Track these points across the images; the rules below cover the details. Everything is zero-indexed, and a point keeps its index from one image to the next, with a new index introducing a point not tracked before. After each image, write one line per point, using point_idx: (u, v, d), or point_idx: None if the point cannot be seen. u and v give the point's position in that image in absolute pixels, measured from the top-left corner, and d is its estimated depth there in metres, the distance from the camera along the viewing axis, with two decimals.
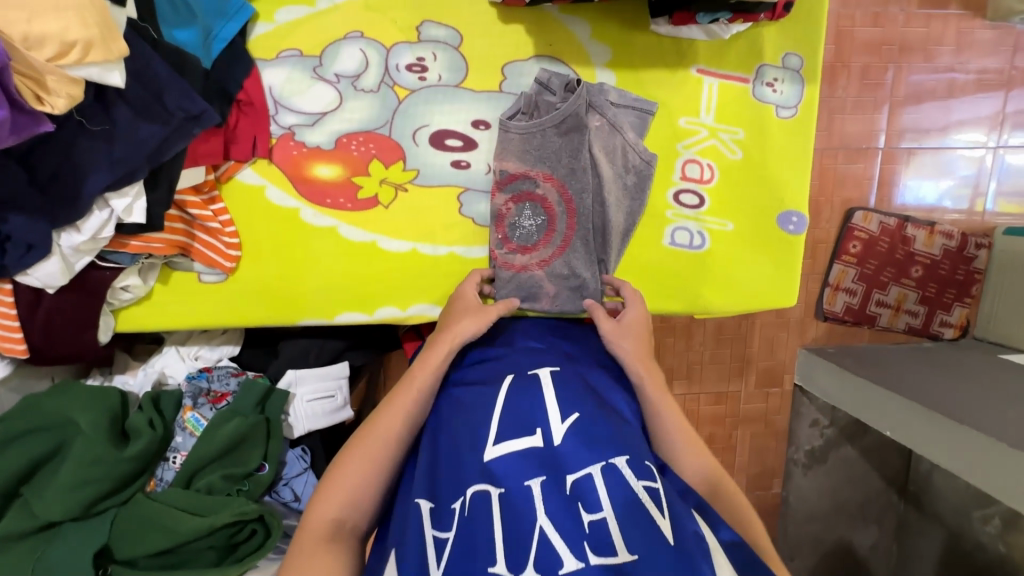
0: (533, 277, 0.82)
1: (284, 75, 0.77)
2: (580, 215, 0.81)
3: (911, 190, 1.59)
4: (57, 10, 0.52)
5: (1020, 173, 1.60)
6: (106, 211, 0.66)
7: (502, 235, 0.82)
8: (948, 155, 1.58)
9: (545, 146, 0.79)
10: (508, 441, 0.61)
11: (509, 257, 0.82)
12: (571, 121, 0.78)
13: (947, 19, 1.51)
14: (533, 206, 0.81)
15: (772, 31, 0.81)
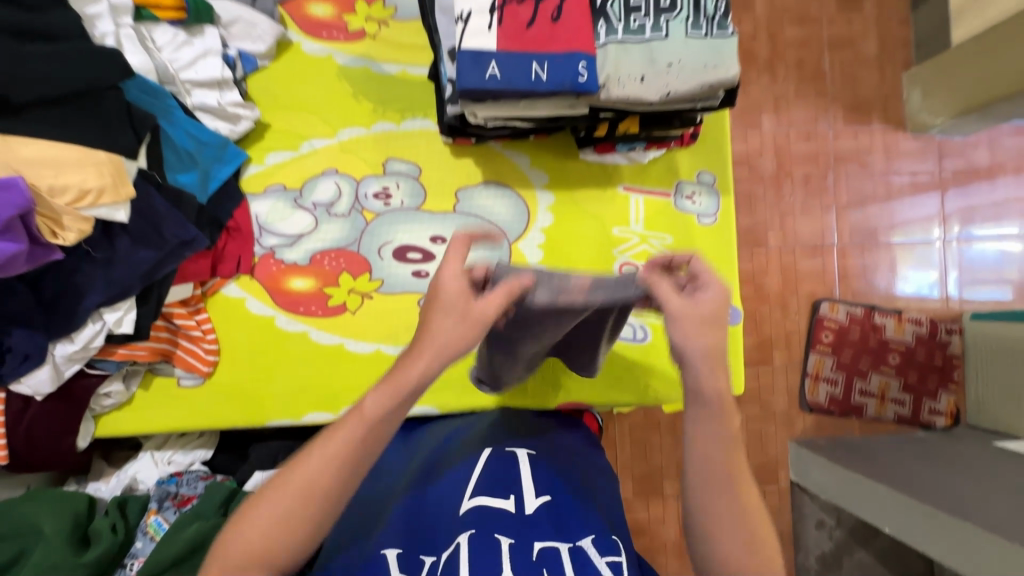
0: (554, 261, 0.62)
1: (269, 206, 0.90)
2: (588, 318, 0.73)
3: (878, 279, 1.68)
4: (79, 168, 0.65)
5: (979, 261, 1.69)
6: (99, 323, 0.76)
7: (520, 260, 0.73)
8: (914, 249, 1.68)
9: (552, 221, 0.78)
10: (484, 501, 0.69)
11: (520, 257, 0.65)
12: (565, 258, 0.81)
13: (872, 133, 1.71)
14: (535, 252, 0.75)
15: (685, 155, 0.95)
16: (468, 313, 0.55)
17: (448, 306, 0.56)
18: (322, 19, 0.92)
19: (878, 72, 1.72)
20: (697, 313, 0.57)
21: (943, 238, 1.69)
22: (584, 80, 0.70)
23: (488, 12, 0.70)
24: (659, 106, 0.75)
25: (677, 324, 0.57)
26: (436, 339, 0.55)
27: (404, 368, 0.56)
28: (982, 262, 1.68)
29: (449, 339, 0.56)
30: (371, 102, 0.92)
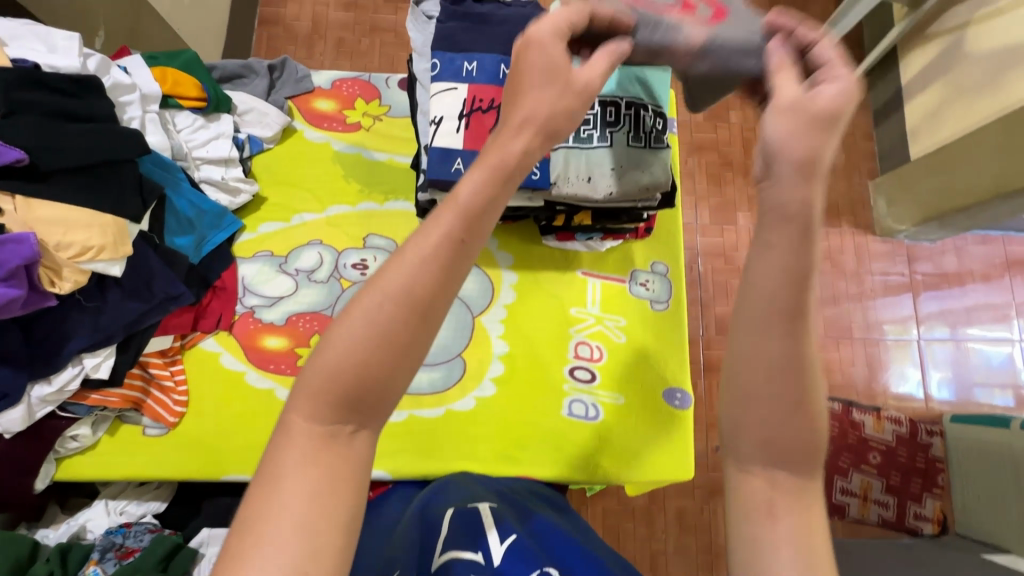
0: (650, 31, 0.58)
1: (256, 269, 0.99)
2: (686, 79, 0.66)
3: (856, 374, 1.70)
4: (87, 226, 0.74)
5: (982, 361, 1.71)
6: (78, 368, 0.81)
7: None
8: (910, 344, 1.72)
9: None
10: (452, 552, 0.59)
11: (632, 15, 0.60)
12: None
13: (843, 235, 1.82)
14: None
15: (639, 246, 1.04)
16: (571, 81, 0.48)
17: (546, 68, 0.47)
18: (325, 112, 1.06)
19: (846, 181, 1.86)
20: (811, 108, 0.45)
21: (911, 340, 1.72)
22: (536, 177, 0.80)
23: (457, 117, 0.81)
24: (606, 202, 0.84)
25: (779, 118, 0.45)
26: (537, 110, 0.46)
27: (500, 145, 0.45)
28: (958, 364, 1.71)
29: (554, 119, 0.47)
30: (359, 184, 1.03)
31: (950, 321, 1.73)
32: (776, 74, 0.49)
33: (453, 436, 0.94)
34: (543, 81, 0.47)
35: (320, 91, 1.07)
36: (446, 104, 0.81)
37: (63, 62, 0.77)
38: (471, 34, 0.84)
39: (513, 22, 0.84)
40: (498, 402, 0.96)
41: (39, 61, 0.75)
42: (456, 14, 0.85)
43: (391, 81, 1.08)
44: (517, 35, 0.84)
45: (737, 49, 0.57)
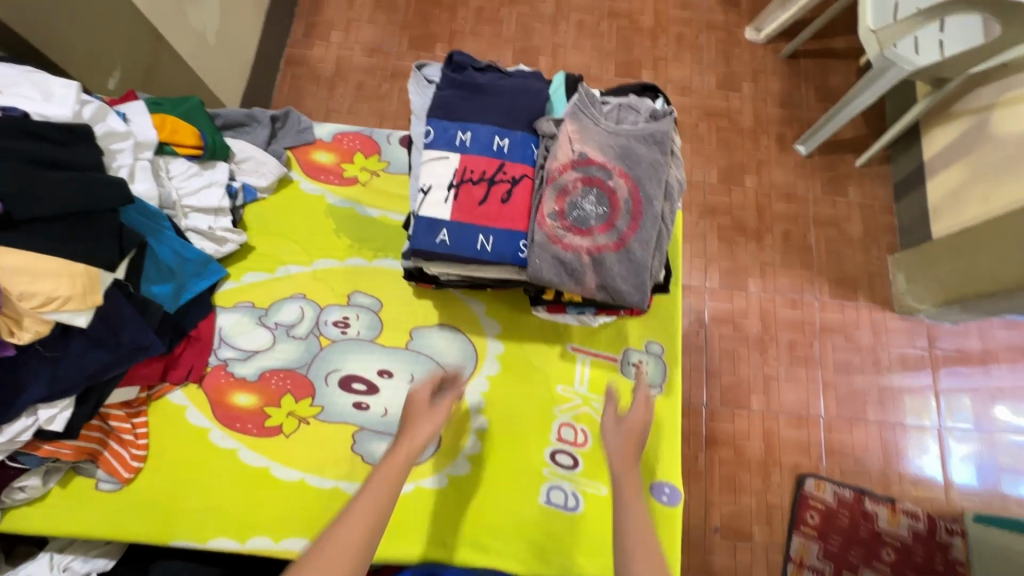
0: (575, 252, 0.75)
1: (235, 320, 0.96)
2: (644, 216, 0.77)
3: (869, 460, 1.60)
4: (54, 276, 0.72)
5: (1010, 446, 1.59)
6: (32, 418, 0.78)
7: (559, 209, 0.77)
8: (911, 431, 1.61)
9: (600, 143, 0.80)
10: None
11: (560, 232, 0.76)
12: (659, 136, 0.81)
13: (859, 309, 1.74)
14: (599, 193, 0.78)
15: (635, 324, 0.99)
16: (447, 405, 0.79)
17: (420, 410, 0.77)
18: (323, 164, 1.05)
19: (863, 252, 1.80)
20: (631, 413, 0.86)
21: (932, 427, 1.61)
22: (522, 254, 0.77)
23: (446, 187, 0.78)
24: None
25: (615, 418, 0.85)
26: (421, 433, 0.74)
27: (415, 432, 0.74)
28: (983, 457, 1.58)
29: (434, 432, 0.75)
30: (349, 239, 1.01)
31: (973, 408, 1.62)
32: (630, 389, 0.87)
33: (419, 517, 0.88)
34: (423, 420, 0.76)
35: (320, 143, 1.06)
36: (436, 173, 0.79)
37: (54, 110, 0.76)
38: (468, 104, 0.82)
39: (512, 94, 0.83)
40: (472, 482, 0.90)
41: (29, 110, 0.75)
42: (455, 82, 0.84)
43: (392, 138, 1.07)
44: (514, 108, 0.82)
45: (633, 269, 0.75)
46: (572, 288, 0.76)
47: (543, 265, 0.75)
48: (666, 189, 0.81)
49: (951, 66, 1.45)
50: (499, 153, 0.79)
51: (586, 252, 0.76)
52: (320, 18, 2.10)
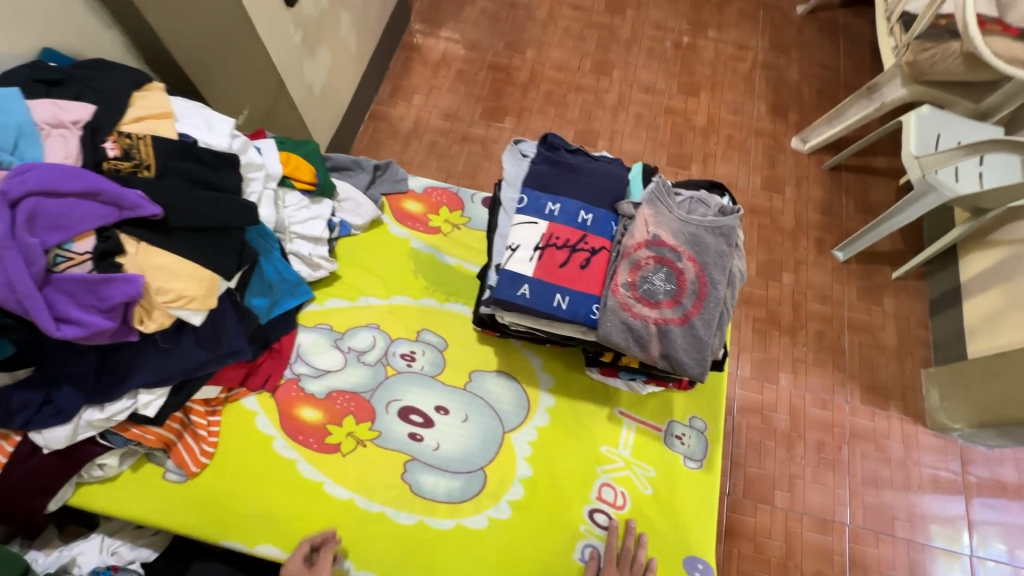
0: (643, 323, 0.83)
1: (313, 339, 1.05)
2: (708, 300, 0.85)
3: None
4: (186, 277, 0.81)
5: None
6: (131, 401, 0.85)
7: (632, 280, 0.86)
8: (931, 552, 1.57)
9: (673, 228, 0.89)
10: None
11: (631, 302, 0.84)
12: (726, 230, 0.90)
13: (891, 419, 1.74)
14: (669, 272, 0.86)
15: (681, 397, 1.04)
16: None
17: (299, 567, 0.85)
18: (412, 213, 1.17)
19: (897, 362, 1.82)
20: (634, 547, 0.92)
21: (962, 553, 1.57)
22: (594, 316, 0.85)
23: (531, 248, 0.88)
24: None
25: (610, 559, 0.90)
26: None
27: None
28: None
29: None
30: (426, 281, 1.11)
31: (1007, 540, 1.58)
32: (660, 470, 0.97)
33: (455, 555, 0.91)
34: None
35: (412, 193, 1.19)
36: (525, 235, 0.89)
37: (217, 141, 0.89)
38: (560, 180, 0.93)
39: (598, 176, 0.95)
40: (511, 528, 0.93)
41: (198, 138, 0.87)
42: (549, 159, 0.96)
43: (476, 198, 1.19)
44: (599, 188, 0.93)
45: (695, 346, 0.82)
46: (636, 353, 0.84)
47: (612, 330, 0.83)
48: (729, 278, 0.89)
49: (986, 200, 1.53)
50: (582, 226, 0.89)
51: (653, 325, 0.83)
52: (406, 82, 2.34)
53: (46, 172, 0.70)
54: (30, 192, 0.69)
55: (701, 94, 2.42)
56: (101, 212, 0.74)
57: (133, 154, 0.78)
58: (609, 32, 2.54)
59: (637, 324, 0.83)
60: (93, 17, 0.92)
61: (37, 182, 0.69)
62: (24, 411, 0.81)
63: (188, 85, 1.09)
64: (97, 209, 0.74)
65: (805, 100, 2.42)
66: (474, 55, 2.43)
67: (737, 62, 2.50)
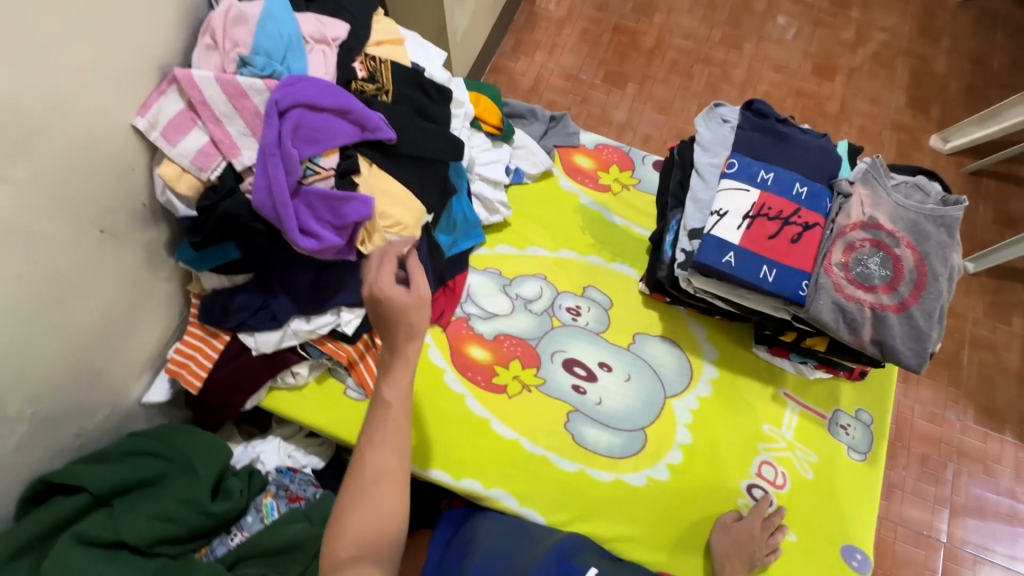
0: (857, 305, 0.81)
1: (482, 281, 1.07)
2: (926, 291, 0.82)
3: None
4: (403, 204, 0.83)
5: None
6: (334, 317, 0.90)
7: (845, 261, 0.83)
8: None
9: (892, 213, 0.85)
10: None
11: (844, 284, 0.82)
12: (949, 220, 0.85)
13: (1004, 443, 1.57)
14: (885, 257, 0.83)
15: (846, 387, 1.02)
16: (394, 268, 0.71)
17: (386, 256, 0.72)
18: (581, 167, 1.16)
19: (1018, 386, 1.63)
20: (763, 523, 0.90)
21: None
22: (802, 292, 0.83)
23: (741, 216, 0.86)
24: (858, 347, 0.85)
25: (726, 531, 0.90)
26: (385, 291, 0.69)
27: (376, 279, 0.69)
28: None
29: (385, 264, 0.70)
30: (593, 239, 1.11)
31: None
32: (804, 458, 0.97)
33: (613, 507, 0.93)
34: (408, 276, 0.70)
35: (583, 148, 1.18)
36: (735, 201, 0.87)
37: (438, 74, 0.91)
38: (773, 149, 0.91)
39: (812, 149, 0.91)
40: (669, 491, 0.94)
41: (426, 68, 0.89)
42: (760, 126, 0.93)
43: (647, 159, 1.18)
44: (814, 162, 0.90)
45: (910, 337, 0.80)
46: (843, 335, 0.82)
47: (821, 309, 0.81)
48: (948, 271, 0.84)
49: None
50: (796, 199, 0.86)
51: (867, 310, 0.81)
52: (530, 37, 2.29)
53: (311, 86, 0.73)
54: (297, 103, 0.72)
55: (836, 77, 2.26)
56: (347, 129, 0.76)
57: (376, 78, 0.82)
58: (744, 3, 2.40)
59: (850, 306, 0.81)
60: None
61: (304, 94, 0.72)
62: (242, 312, 0.87)
63: None
64: (344, 127, 0.76)
65: (950, 96, 2.23)
66: (600, 15, 2.35)
67: (881, 47, 2.32)
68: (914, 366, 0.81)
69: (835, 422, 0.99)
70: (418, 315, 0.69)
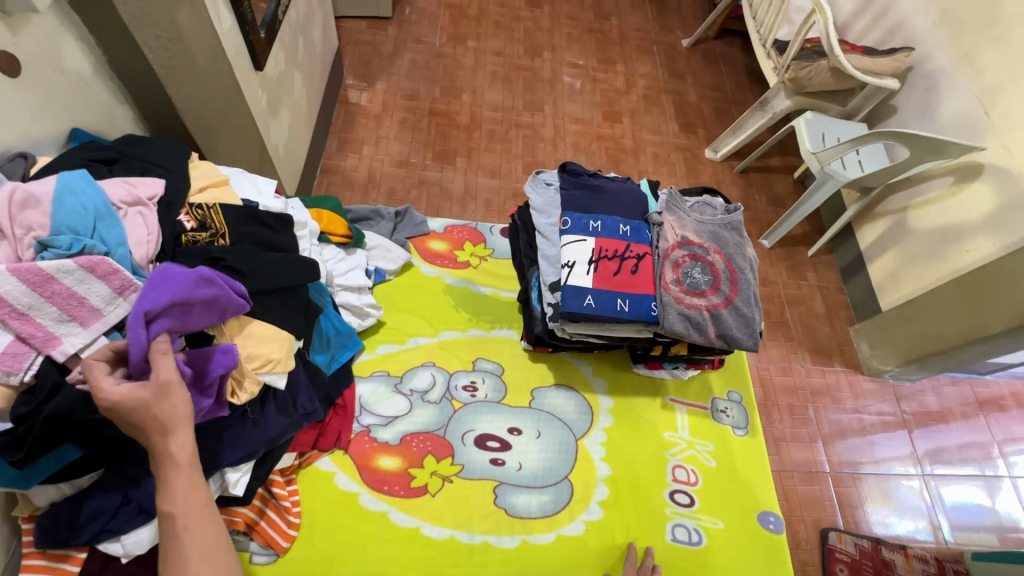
0: (697, 311, 0.96)
1: (372, 388, 1.04)
2: (740, 284, 1.00)
3: (876, 510, 1.66)
4: (270, 341, 0.80)
5: (963, 507, 1.69)
6: (218, 482, 0.80)
7: (676, 277, 0.98)
8: (893, 483, 1.71)
9: (696, 229, 1.04)
10: None
11: (682, 295, 0.97)
12: (735, 224, 1.07)
13: (837, 373, 1.91)
14: (703, 265, 1.00)
15: (715, 376, 1.17)
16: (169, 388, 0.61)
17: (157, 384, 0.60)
18: (438, 251, 1.22)
19: (829, 324, 2.02)
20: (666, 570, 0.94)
21: (916, 478, 1.72)
22: (654, 312, 0.95)
23: (587, 262, 0.98)
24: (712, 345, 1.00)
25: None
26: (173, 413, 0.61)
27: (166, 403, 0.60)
28: (968, 504, 1.70)
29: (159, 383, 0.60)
30: (468, 313, 1.15)
31: (955, 459, 1.77)
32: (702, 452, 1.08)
33: (562, 567, 0.94)
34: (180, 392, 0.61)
35: (434, 234, 1.25)
36: (577, 251, 0.99)
37: (273, 203, 0.91)
38: (594, 201, 1.05)
39: (622, 194, 1.07)
40: (607, 528, 0.98)
41: (259, 201, 0.88)
42: (577, 183, 1.08)
43: (494, 230, 1.28)
44: (627, 204, 1.06)
45: (742, 324, 0.97)
46: (695, 338, 0.96)
47: (673, 322, 0.95)
48: (749, 264, 1.04)
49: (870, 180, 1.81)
50: (624, 236, 1.01)
51: (705, 312, 0.96)
52: (352, 135, 2.37)
53: (173, 284, 0.63)
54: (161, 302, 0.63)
55: (623, 119, 2.70)
56: (207, 317, 0.68)
57: (208, 225, 0.78)
58: (532, 72, 2.76)
59: (693, 313, 0.95)
60: (108, 94, 0.90)
61: (168, 295, 0.63)
62: (97, 519, 0.73)
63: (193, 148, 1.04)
64: (204, 313, 0.68)
65: (707, 117, 2.79)
66: (413, 103, 2.52)
67: (647, 90, 2.83)
68: (753, 346, 0.98)
69: (714, 409, 1.13)
70: (171, 405, 0.60)
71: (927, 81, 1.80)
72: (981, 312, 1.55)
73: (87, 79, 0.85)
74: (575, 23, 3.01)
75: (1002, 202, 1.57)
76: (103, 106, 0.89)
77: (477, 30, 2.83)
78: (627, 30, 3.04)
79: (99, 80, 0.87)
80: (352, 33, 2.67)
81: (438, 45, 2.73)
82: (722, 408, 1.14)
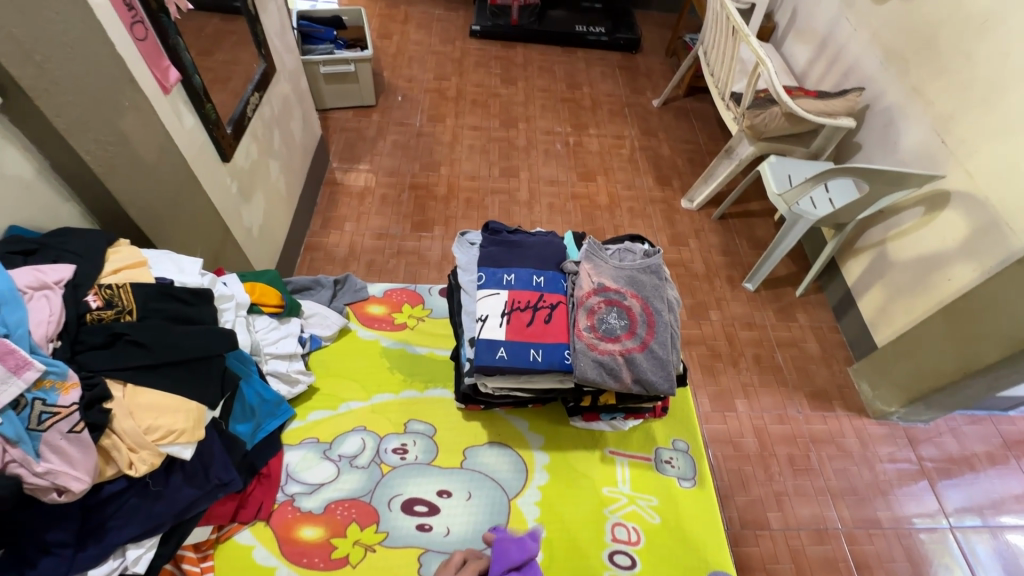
0: (611, 356, 0.95)
1: (301, 455, 1.04)
2: (657, 327, 0.99)
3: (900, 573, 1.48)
4: (174, 411, 0.81)
5: (1002, 567, 1.50)
6: (118, 560, 0.81)
7: (591, 323, 0.98)
8: (918, 541, 1.53)
9: (612, 275, 1.04)
10: None
11: (596, 341, 0.96)
12: (654, 267, 1.07)
13: (839, 418, 1.76)
14: (619, 310, 1.00)
15: (658, 425, 1.14)
16: None
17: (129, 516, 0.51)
18: (376, 314, 1.29)
19: (827, 366, 1.88)
20: None
21: (944, 534, 1.54)
22: (567, 360, 0.95)
23: (499, 315, 0.99)
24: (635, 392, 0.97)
25: None
26: None
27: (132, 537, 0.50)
28: (1010, 563, 1.51)
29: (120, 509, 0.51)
30: (402, 373, 1.18)
31: (986, 510, 1.58)
32: (645, 506, 1.03)
33: None
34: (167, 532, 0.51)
35: (373, 298, 1.33)
36: (490, 305, 1.00)
37: (192, 279, 0.97)
38: (509, 254, 1.08)
39: (539, 247, 1.10)
40: None
41: (175, 278, 0.94)
42: (495, 240, 1.11)
43: (432, 291, 1.37)
44: (543, 256, 1.08)
45: (659, 368, 0.96)
46: (611, 385, 0.94)
47: (586, 369, 0.93)
48: (667, 306, 1.03)
49: (844, 215, 1.73)
50: (537, 287, 1.03)
51: (619, 358, 0.95)
52: (335, 214, 2.50)
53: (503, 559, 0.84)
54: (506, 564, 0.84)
55: (598, 178, 2.78)
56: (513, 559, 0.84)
57: (115, 303, 0.84)
58: (508, 142, 2.91)
59: (607, 360, 0.94)
60: (53, 193, 1.00)
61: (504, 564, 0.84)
62: None
63: (137, 235, 1.12)
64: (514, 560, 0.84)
65: (682, 169, 2.86)
66: (394, 179, 2.67)
67: (621, 149, 2.94)
68: (671, 391, 0.96)
69: (656, 458, 1.09)
70: None
71: (882, 117, 1.80)
72: (973, 342, 1.44)
73: (30, 181, 0.95)
74: (548, 94, 3.19)
75: (974, 228, 1.49)
76: (44, 204, 0.98)
77: (457, 109, 3.04)
78: (599, 97, 3.21)
79: (43, 181, 0.97)
80: (339, 121, 2.90)
81: (418, 125, 2.93)
82: (666, 457, 1.09)
